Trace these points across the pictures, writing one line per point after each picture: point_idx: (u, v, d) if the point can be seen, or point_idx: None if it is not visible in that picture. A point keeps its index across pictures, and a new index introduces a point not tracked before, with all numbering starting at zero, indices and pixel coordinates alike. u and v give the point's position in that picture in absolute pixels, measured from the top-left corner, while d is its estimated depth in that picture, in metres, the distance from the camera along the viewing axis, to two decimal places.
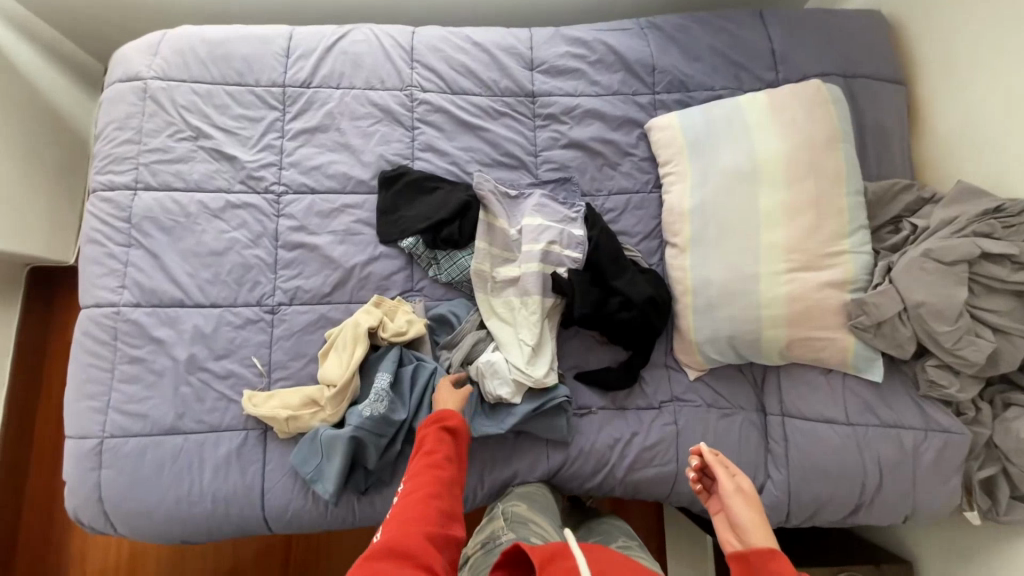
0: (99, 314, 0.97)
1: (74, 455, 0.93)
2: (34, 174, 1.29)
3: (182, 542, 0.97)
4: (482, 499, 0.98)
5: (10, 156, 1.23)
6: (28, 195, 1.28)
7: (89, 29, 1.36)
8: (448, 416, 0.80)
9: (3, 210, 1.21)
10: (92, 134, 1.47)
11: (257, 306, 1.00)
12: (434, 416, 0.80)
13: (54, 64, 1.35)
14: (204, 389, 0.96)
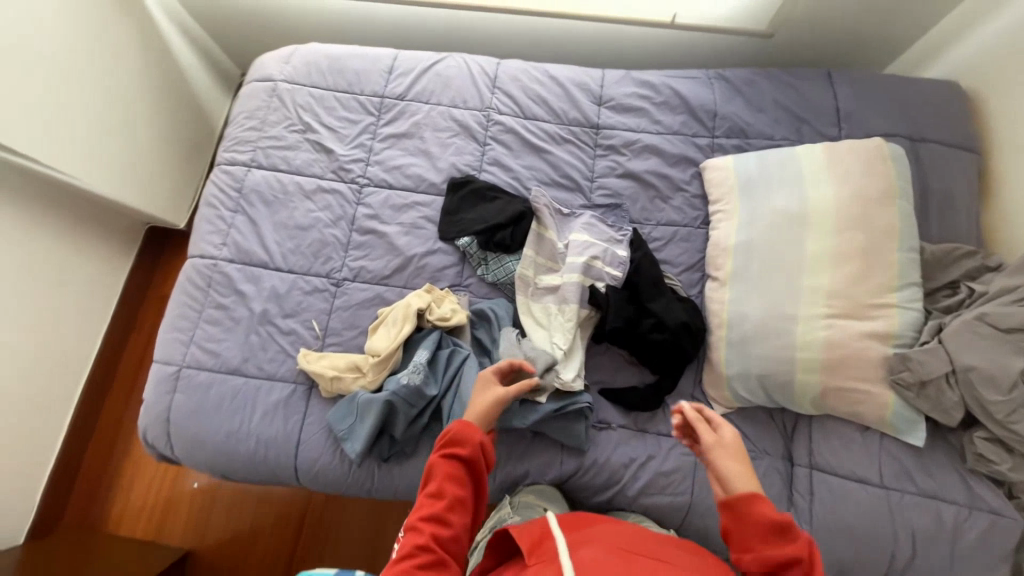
0: (201, 264, 1.15)
1: (156, 378, 1.08)
2: (172, 148, 1.56)
3: (222, 474, 1.08)
4: (492, 490, 1.02)
5: (158, 131, 1.50)
6: (164, 164, 1.54)
7: (237, 39, 1.66)
8: (456, 446, 0.80)
9: (143, 173, 1.47)
10: (220, 123, 1.75)
11: (326, 277, 1.14)
12: (445, 444, 0.81)
13: (205, 65, 1.65)
14: (269, 341, 1.09)
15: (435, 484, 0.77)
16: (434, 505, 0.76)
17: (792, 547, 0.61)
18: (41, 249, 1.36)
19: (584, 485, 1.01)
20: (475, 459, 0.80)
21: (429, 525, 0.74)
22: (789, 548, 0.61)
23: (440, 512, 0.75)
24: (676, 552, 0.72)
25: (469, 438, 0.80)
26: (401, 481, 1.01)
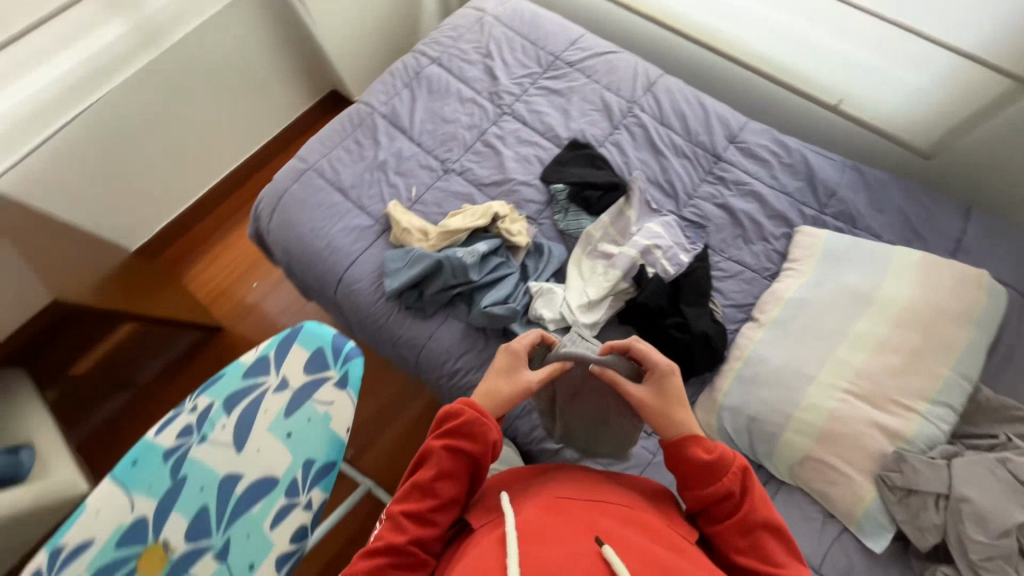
0: (361, 108, 1.41)
1: (289, 168, 1.35)
2: (384, 36, 1.92)
3: (289, 260, 1.31)
4: (468, 382, 1.11)
5: (382, 18, 1.86)
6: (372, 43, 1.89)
7: None
8: (460, 435, 0.78)
9: (357, 40, 1.82)
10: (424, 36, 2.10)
11: (440, 162, 1.34)
12: (447, 428, 0.78)
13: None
14: (374, 183, 1.31)
15: (427, 479, 0.76)
16: (423, 501, 0.76)
17: (734, 487, 0.71)
18: (263, 57, 1.74)
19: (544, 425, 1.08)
20: (478, 453, 0.78)
21: (413, 525, 0.74)
22: (733, 487, 0.71)
23: (427, 509, 0.75)
24: (621, 488, 0.79)
25: (478, 434, 0.77)
26: (406, 333, 1.16)
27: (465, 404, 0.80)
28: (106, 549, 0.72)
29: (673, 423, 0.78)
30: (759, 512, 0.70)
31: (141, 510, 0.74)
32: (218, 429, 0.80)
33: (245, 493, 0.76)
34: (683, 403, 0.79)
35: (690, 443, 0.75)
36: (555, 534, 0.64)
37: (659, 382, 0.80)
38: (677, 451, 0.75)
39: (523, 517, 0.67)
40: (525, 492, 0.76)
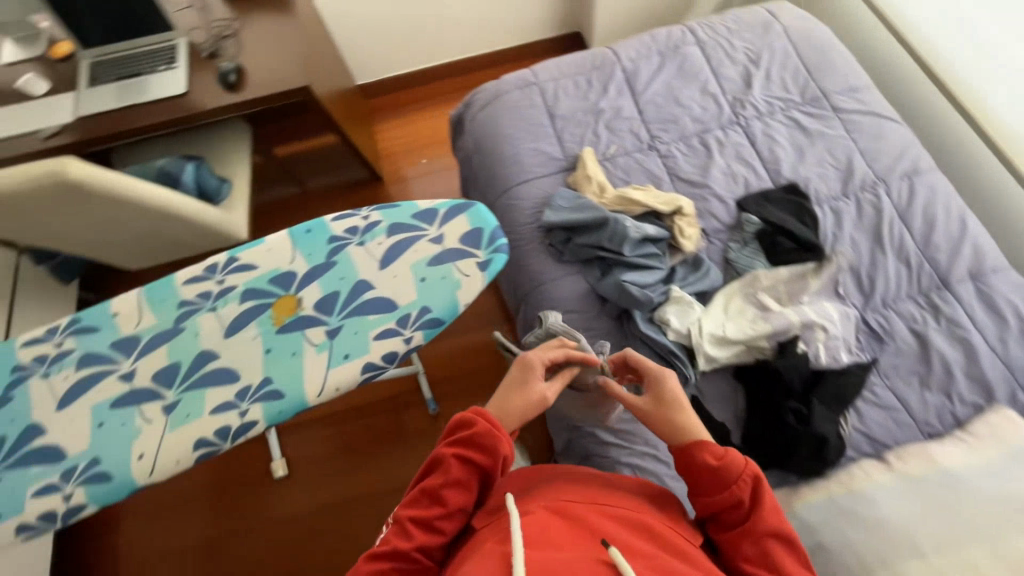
0: (607, 53, 1.40)
1: (517, 75, 1.41)
2: None
3: (475, 152, 1.40)
4: None
5: None
6: None
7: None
8: (469, 444, 0.81)
9: None
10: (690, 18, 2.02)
11: (649, 137, 1.31)
12: (457, 438, 0.82)
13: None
14: (581, 125, 1.32)
15: (434, 484, 0.78)
16: (430, 508, 0.77)
17: (743, 493, 0.72)
18: None
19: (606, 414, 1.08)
20: (487, 465, 0.80)
21: (419, 531, 0.75)
22: (743, 496, 0.72)
23: (432, 514, 0.76)
24: (628, 495, 0.79)
25: (487, 445, 0.80)
26: (535, 266, 1.19)
27: (478, 415, 0.83)
28: (262, 277, 0.90)
29: (672, 425, 0.80)
30: (770, 519, 0.71)
31: (296, 266, 0.90)
32: (375, 243, 0.91)
33: (370, 301, 0.86)
34: (684, 408, 0.81)
35: (697, 447, 0.77)
36: (559, 541, 0.63)
37: (654, 391, 0.83)
38: (693, 454, 0.76)
39: (528, 521, 0.66)
40: (535, 498, 0.75)
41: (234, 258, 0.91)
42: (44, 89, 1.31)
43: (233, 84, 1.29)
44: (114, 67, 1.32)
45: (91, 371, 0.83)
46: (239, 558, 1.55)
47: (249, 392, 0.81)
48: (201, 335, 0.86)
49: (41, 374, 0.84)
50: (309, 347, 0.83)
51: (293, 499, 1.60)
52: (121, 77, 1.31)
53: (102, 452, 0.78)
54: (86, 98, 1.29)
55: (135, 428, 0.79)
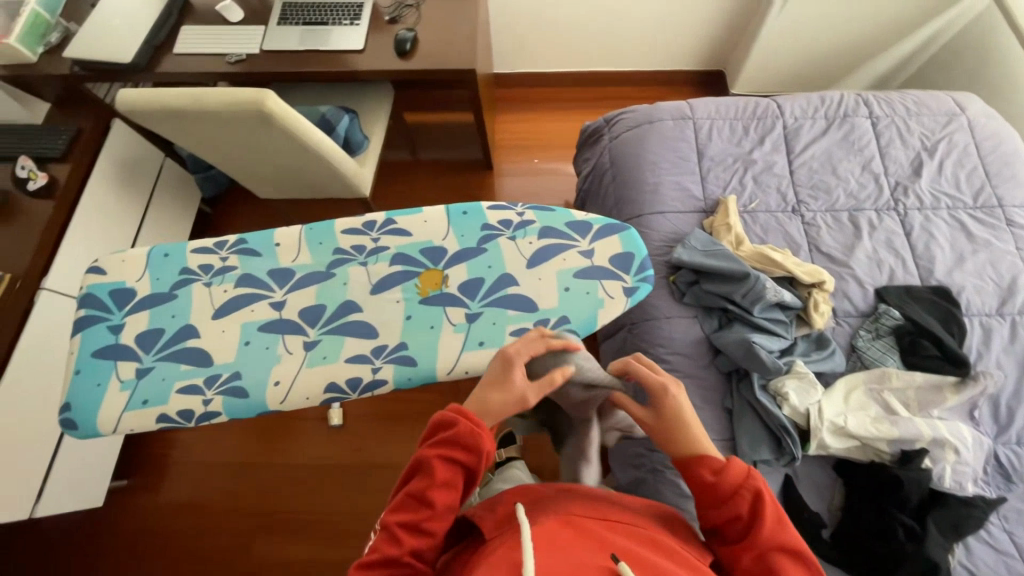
0: (772, 105, 1.36)
1: (673, 104, 1.39)
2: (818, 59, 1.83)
3: (610, 169, 1.39)
4: None
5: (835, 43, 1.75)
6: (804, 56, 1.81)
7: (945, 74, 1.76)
8: (452, 441, 0.71)
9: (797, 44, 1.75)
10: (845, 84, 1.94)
11: (796, 200, 1.26)
12: (437, 436, 0.72)
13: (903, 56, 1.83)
14: (728, 170, 1.29)
15: (421, 487, 0.69)
16: (419, 511, 0.68)
17: (744, 508, 0.66)
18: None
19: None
20: (471, 464, 0.70)
21: (408, 539, 0.66)
22: (742, 510, 0.66)
23: (423, 521, 0.67)
24: (637, 510, 0.71)
25: (468, 441, 0.69)
26: (651, 299, 1.17)
27: (457, 412, 0.72)
28: (414, 245, 0.93)
29: (678, 437, 0.74)
30: (777, 531, 0.64)
31: (448, 244, 0.92)
32: (525, 240, 0.93)
33: (512, 296, 0.87)
34: (687, 421, 0.74)
35: (695, 461, 0.71)
36: (572, 551, 0.55)
37: (661, 405, 0.75)
38: (692, 470, 0.71)
39: (538, 530, 0.58)
40: (545, 506, 0.66)
41: (391, 220, 0.95)
42: (239, 18, 1.41)
43: (406, 52, 1.35)
44: (304, 12, 1.40)
45: (248, 291, 0.89)
46: (278, 487, 1.63)
47: (384, 351, 0.84)
48: (349, 285, 0.89)
49: (205, 281, 0.90)
50: (447, 324, 0.86)
51: (340, 447, 1.67)
52: (308, 22, 1.39)
53: (245, 368, 0.83)
54: (274, 34, 1.38)
55: (277, 354, 0.84)
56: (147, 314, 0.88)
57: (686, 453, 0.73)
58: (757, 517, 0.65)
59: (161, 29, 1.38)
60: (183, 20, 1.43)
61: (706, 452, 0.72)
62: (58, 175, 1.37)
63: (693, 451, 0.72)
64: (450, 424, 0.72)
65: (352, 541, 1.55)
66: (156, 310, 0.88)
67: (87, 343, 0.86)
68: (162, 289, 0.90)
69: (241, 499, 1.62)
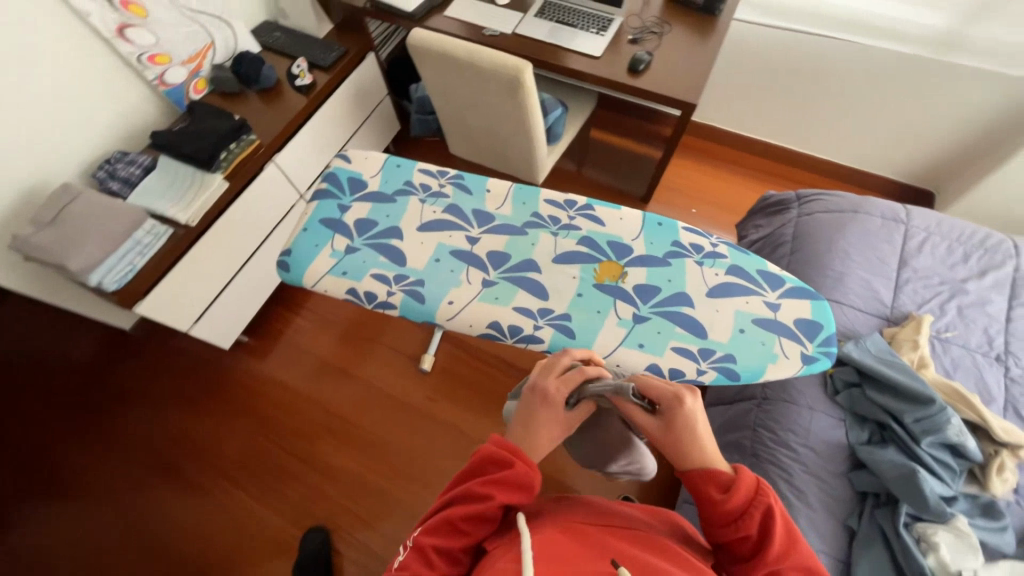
0: (1008, 244, 1.21)
1: (887, 203, 1.29)
2: None
3: (791, 244, 1.33)
4: (784, 466, 1.00)
5: None
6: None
7: None
8: (498, 476, 0.64)
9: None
10: None
11: (1005, 351, 1.10)
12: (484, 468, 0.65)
13: None
14: (930, 290, 1.17)
15: (458, 514, 0.61)
16: (453, 536, 0.60)
17: (753, 526, 0.59)
18: (959, 115, 1.65)
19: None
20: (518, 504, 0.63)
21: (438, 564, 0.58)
22: (752, 527, 0.59)
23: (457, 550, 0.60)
24: (642, 518, 0.67)
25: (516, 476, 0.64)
26: (799, 383, 1.09)
27: (509, 450, 0.66)
28: (604, 235, 0.97)
29: (685, 453, 0.64)
30: (792, 555, 0.58)
31: (637, 245, 0.95)
32: (712, 270, 0.92)
33: (683, 315, 0.87)
34: (697, 435, 0.64)
35: (705, 479, 0.63)
36: (573, 559, 0.51)
37: (675, 420, 0.64)
38: (698, 482, 0.63)
39: (535, 539, 0.54)
40: (546, 513, 0.62)
41: (591, 207, 1.01)
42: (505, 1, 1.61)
43: (637, 71, 1.43)
44: (561, 12, 1.56)
45: (451, 218, 1.00)
46: (356, 401, 1.76)
47: (549, 314, 0.88)
48: (536, 246, 0.96)
49: (421, 198, 1.03)
50: (613, 315, 0.88)
51: (418, 391, 1.77)
52: (560, 21, 1.55)
53: (428, 280, 0.93)
54: (528, 22, 1.56)
55: (458, 280, 0.93)
56: (369, 205, 1.02)
57: (691, 463, 0.64)
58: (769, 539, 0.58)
59: None
60: None
61: (713, 465, 0.63)
62: (319, 80, 1.65)
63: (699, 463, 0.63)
64: (500, 459, 0.66)
65: (395, 478, 1.62)
66: (376, 206, 1.02)
67: (318, 210, 1.02)
68: (386, 191, 1.04)
69: (321, 396, 1.77)
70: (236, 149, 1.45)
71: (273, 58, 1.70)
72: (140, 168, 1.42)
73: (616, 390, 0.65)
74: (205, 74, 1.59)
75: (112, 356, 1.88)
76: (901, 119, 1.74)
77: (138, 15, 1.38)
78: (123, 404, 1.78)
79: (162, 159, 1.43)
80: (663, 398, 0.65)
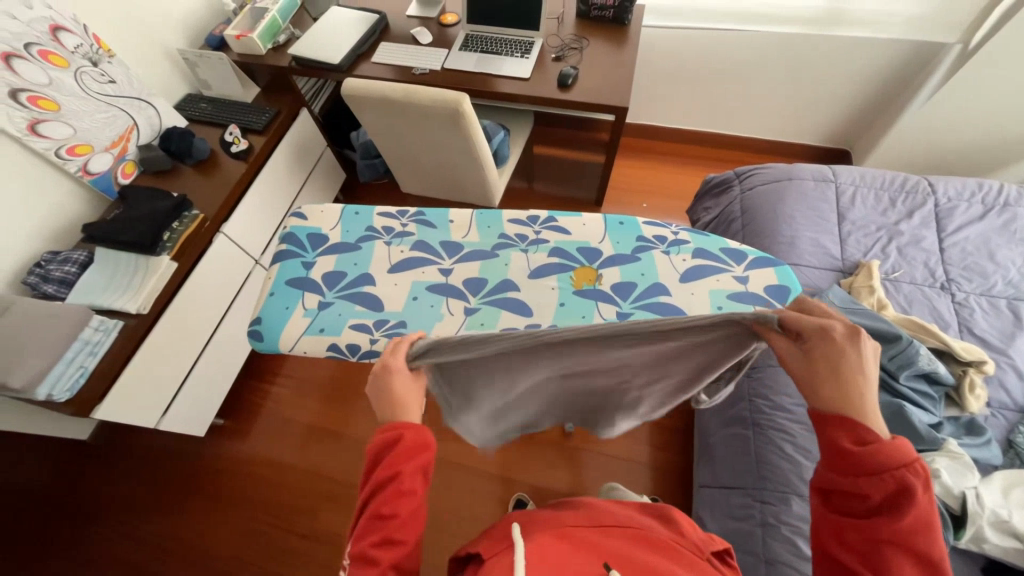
0: (924, 184, 1.34)
1: (815, 167, 1.41)
2: (960, 145, 1.80)
3: (742, 219, 1.41)
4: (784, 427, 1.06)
5: (982, 131, 1.72)
6: (945, 140, 1.79)
7: None
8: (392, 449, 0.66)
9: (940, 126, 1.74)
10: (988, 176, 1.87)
11: (947, 279, 1.21)
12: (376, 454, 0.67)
13: None
14: (871, 237, 1.27)
15: (377, 504, 0.63)
16: (384, 525, 0.61)
17: (881, 494, 0.54)
18: (853, 79, 1.83)
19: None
20: (426, 464, 0.66)
21: (377, 557, 0.59)
22: (876, 494, 0.54)
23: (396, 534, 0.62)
24: (632, 515, 0.74)
25: (402, 445, 0.65)
26: None
27: (392, 428, 0.67)
28: (572, 243, 1.00)
29: (825, 388, 0.58)
30: (918, 539, 0.52)
31: (605, 247, 0.98)
32: (679, 257, 0.96)
33: (664, 304, 0.90)
34: (841, 379, 0.57)
35: (838, 424, 0.57)
36: (564, 559, 0.57)
37: (821, 351, 0.58)
38: (832, 425, 0.57)
39: (531, 541, 0.60)
40: (542, 519, 0.69)
41: (554, 219, 1.03)
42: (428, 41, 1.67)
43: (567, 85, 1.50)
44: (483, 42, 1.62)
45: (420, 255, 0.99)
46: (352, 461, 1.67)
47: (537, 329, 0.88)
48: (510, 266, 0.97)
49: (386, 240, 1.02)
50: (598, 317, 0.89)
51: None
52: (484, 51, 1.61)
53: (410, 319, 0.91)
54: (454, 56, 1.61)
55: (440, 314, 0.92)
56: (334, 258, 1.00)
57: (829, 404, 0.58)
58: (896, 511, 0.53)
59: (364, 43, 1.66)
60: (381, 39, 1.71)
61: (859, 415, 0.56)
62: (255, 144, 1.63)
63: (838, 405, 0.57)
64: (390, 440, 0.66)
65: None
66: (342, 256, 1.00)
67: (282, 273, 0.98)
68: (349, 240, 1.02)
69: (313, 464, 1.68)
70: (180, 227, 1.40)
71: (202, 129, 1.66)
72: (75, 266, 1.33)
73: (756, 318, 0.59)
74: (131, 157, 1.54)
75: (69, 474, 1.70)
76: (806, 91, 1.92)
77: (50, 109, 1.31)
78: (92, 524, 1.61)
79: (98, 251, 1.35)
80: (811, 331, 0.59)
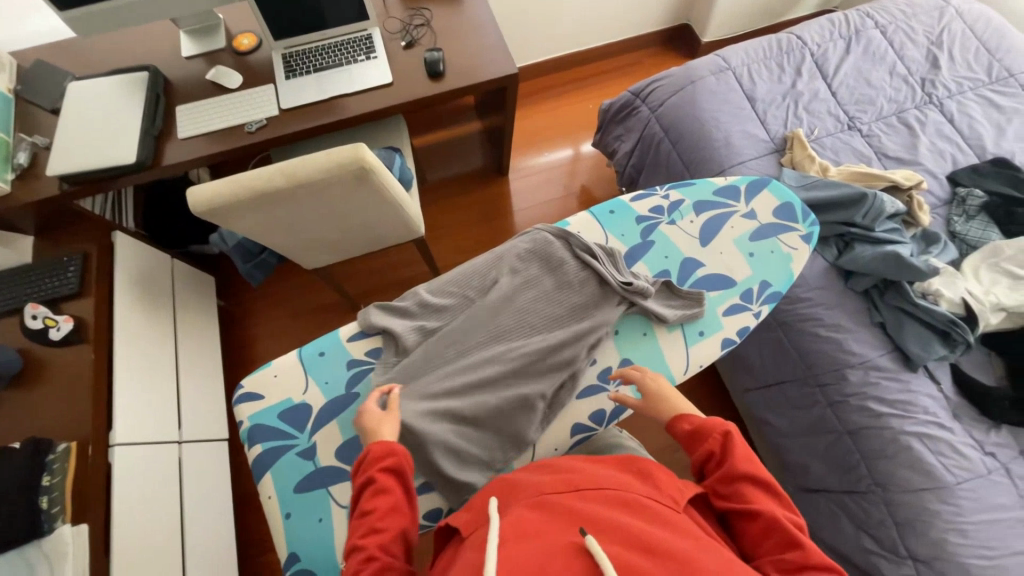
0: (793, 38, 1.41)
1: (705, 60, 1.41)
2: None
3: (668, 136, 1.38)
4: (801, 310, 1.12)
5: None
6: None
7: None
8: (377, 459, 0.64)
9: None
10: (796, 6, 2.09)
11: (850, 117, 1.32)
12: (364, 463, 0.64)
13: None
14: (782, 107, 1.33)
15: (376, 513, 0.60)
16: (378, 522, 0.59)
17: (755, 502, 0.61)
18: None
19: (877, 387, 1.04)
20: (402, 468, 0.64)
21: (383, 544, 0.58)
22: (753, 500, 0.61)
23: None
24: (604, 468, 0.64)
25: (382, 469, 0.63)
26: None
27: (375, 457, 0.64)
28: None
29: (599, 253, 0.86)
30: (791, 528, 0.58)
31: (615, 246, 0.88)
32: (686, 221, 0.90)
33: (704, 278, 0.86)
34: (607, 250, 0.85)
35: (700, 444, 0.69)
36: (539, 533, 0.49)
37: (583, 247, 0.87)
38: (678, 431, 0.71)
39: (503, 524, 0.51)
40: (521, 489, 0.60)
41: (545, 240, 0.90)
42: (239, 82, 1.26)
43: (440, 73, 1.26)
44: (311, 58, 1.28)
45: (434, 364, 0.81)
46: None
47: (611, 374, 0.80)
48: None
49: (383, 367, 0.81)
50: (658, 328, 0.83)
51: None
52: (319, 68, 1.27)
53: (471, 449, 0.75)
54: (286, 89, 1.25)
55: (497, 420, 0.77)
56: (336, 424, 0.76)
57: (668, 411, 0.73)
58: (772, 514, 0.59)
59: (155, 117, 1.20)
60: (171, 102, 1.25)
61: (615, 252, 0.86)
62: (82, 313, 1.15)
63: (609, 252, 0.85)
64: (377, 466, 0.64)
65: None
66: (342, 418, 0.77)
67: (281, 481, 0.73)
68: (337, 393, 0.79)
69: None
70: (55, 479, 0.97)
71: None
72: None
73: (532, 238, 0.87)
74: None
75: None
76: None
77: None
78: None
79: None
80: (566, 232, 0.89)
